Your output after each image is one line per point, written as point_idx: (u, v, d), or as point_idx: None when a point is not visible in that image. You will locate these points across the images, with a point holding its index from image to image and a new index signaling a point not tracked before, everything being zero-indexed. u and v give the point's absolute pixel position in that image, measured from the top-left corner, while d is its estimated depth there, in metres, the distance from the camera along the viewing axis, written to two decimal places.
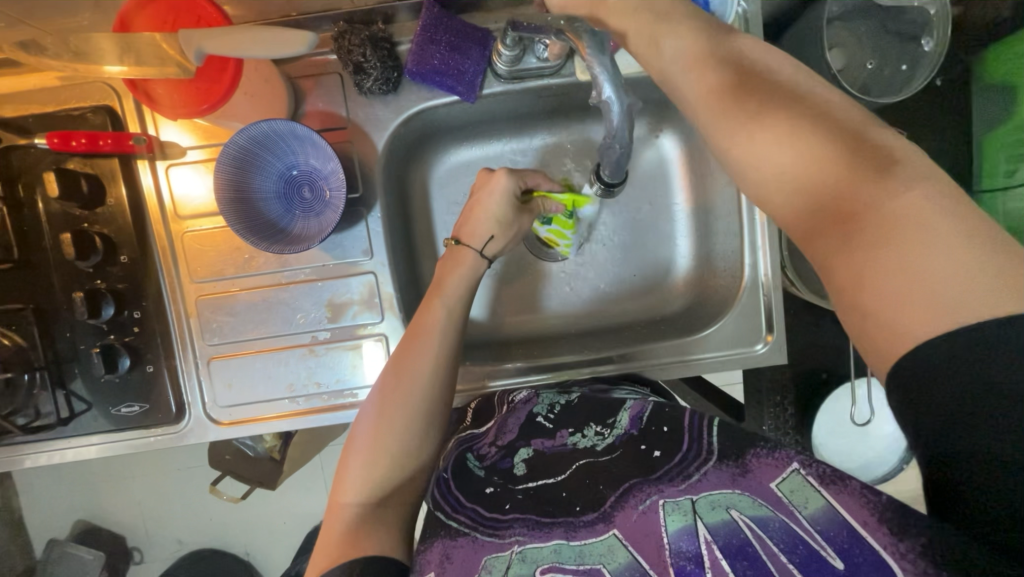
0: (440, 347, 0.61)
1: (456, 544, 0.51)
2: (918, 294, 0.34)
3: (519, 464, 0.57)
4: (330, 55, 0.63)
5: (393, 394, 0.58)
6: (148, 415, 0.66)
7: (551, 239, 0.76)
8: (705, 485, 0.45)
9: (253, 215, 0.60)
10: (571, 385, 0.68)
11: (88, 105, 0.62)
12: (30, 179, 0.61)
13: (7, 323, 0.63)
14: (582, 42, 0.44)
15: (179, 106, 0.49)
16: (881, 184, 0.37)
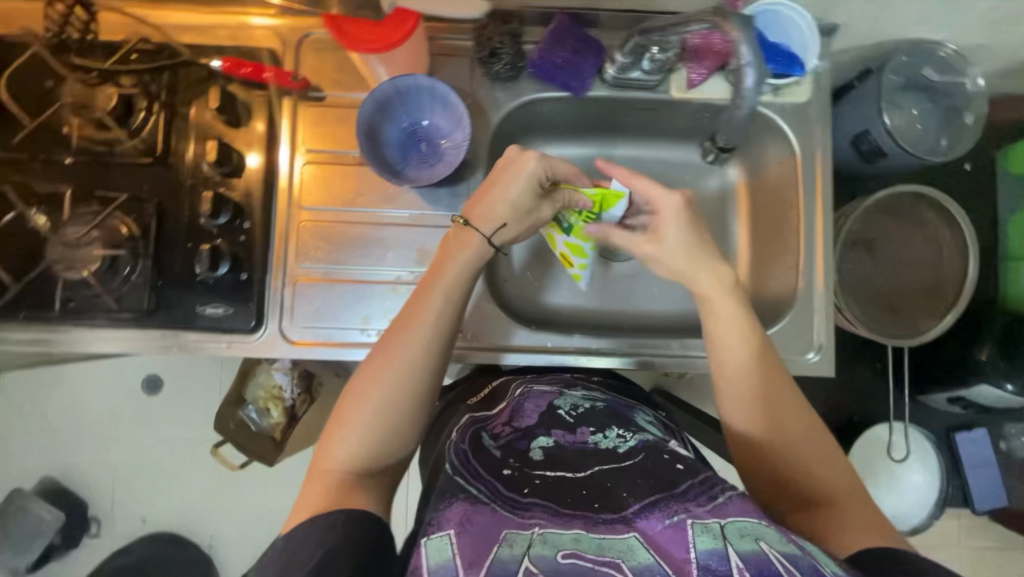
0: (435, 330, 0.57)
1: (477, 510, 0.51)
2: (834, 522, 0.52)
3: (536, 451, 0.60)
4: (466, 41, 0.74)
5: (386, 362, 0.55)
6: (229, 319, 0.70)
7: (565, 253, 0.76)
8: (731, 509, 0.48)
9: (376, 153, 0.68)
10: (594, 391, 0.74)
11: (256, 45, 0.72)
12: (190, 93, 0.70)
13: (126, 212, 0.67)
14: (728, 20, 0.55)
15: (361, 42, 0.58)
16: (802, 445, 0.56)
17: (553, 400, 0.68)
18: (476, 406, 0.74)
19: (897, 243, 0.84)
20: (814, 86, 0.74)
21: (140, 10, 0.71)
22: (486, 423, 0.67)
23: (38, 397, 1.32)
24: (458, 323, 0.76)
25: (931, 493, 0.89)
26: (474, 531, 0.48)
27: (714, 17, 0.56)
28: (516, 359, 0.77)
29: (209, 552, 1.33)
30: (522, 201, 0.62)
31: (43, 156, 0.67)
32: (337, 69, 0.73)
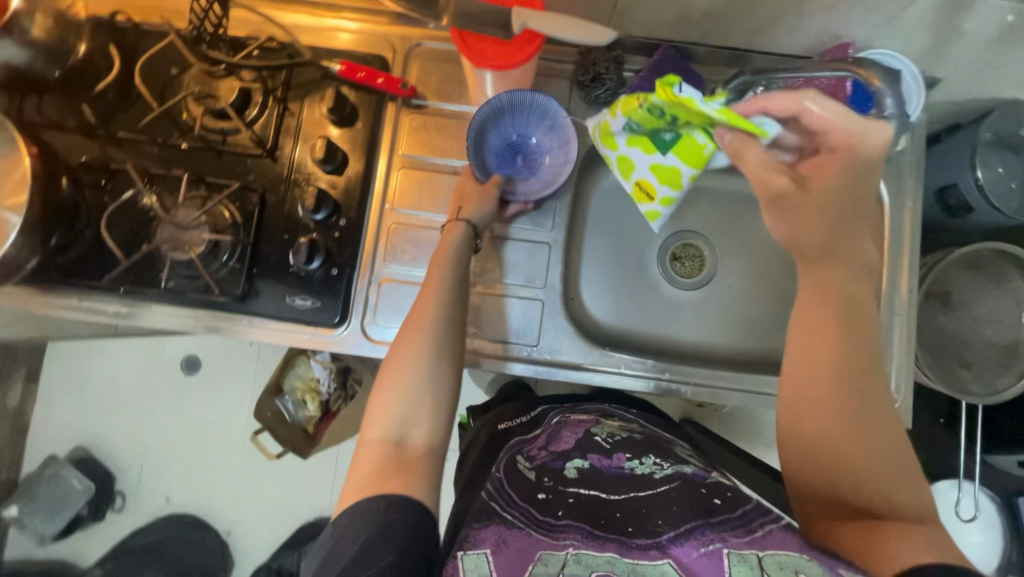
0: (443, 292, 0.63)
1: (513, 532, 0.52)
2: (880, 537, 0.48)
3: (570, 470, 0.63)
4: (569, 65, 0.77)
5: (408, 346, 0.59)
6: (315, 312, 0.71)
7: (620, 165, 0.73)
8: (770, 542, 0.47)
9: (478, 155, 0.73)
10: (632, 422, 0.76)
11: (368, 51, 0.75)
12: (303, 91, 0.73)
13: (232, 199, 0.70)
14: (874, 75, 0.64)
15: (491, 58, 0.61)
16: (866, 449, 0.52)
17: (590, 429, 0.71)
18: (519, 431, 0.78)
19: (974, 298, 0.83)
20: (908, 137, 0.75)
21: (268, 9, 0.75)
22: (525, 447, 0.71)
23: (85, 366, 1.36)
24: (529, 336, 0.76)
25: (994, 556, 0.87)
26: (509, 552, 0.51)
27: (855, 69, 0.63)
28: (587, 377, 0.76)
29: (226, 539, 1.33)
30: (478, 198, 0.71)
31: (162, 139, 0.70)
32: (443, 81, 0.76)
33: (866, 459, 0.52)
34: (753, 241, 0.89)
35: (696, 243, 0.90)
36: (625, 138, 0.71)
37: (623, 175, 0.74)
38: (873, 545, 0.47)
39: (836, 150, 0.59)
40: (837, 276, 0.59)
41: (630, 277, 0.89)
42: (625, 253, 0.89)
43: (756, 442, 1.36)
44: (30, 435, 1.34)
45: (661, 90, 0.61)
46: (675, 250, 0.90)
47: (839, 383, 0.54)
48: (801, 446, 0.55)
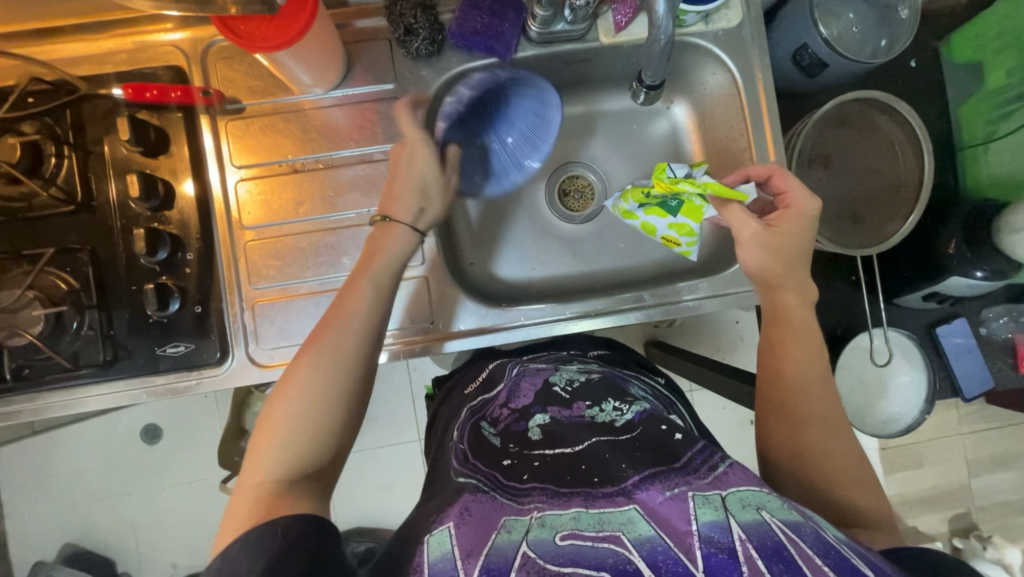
0: (369, 316, 0.57)
1: (475, 500, 0.52)
2: (846, 488, 0.54)
3: (534, 430, 0.62)
4: (382, 23, 0.71)
5: (319, 357, 0.53)
6: (193, 356, 0.67)
7: (648, 228, 0.77)
8: (731, 480, 0.48)
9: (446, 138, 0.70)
10: (590, 364, 0.77)
11: (157, 65, 0.68)
12: (100, 128, 0.66)
13: (61, 266, 0.64)
14: None
15: (266, 39, 0.55)
16: (826, 413, 0.58)
17: (548, 377, 0.71)
18: (477, 392, 0.77)
19: (851, 153, 0.84)
20: (744, 9, 0.73)
21: (36, 49, 0.68)
22: (487, 409, 0.71)
23: (41, 468, 1.30)
24: (427, 314, 0.73)
25: (917, 391, 0.93)
26: (474, 520, 0.50)
27: None
28: (491, 339, 0.74)
29: None
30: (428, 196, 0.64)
31: None
32: (250, 76, 0.70)
33: (835, 464, 0.55)
34: (638, 153, 0.86)
35: (582, 173, 0.87)
36: (642, 210, 0.76)
37: (647, 234, 0.78)
38: (835, 495, 0.54)
39: (791, 207, 0.65)
40: (792, 284, 0.63)
41: (525, 226, 0.86)
42: (513, 203, 0.86)
43: (719, 344, 1.40)
44: (10, 550, 1.30)
45: (657, 181, 0.71)
46: (563, 186, 0.87)
47: (804, 355, 0.60)
48: (783, 409, 0.58)
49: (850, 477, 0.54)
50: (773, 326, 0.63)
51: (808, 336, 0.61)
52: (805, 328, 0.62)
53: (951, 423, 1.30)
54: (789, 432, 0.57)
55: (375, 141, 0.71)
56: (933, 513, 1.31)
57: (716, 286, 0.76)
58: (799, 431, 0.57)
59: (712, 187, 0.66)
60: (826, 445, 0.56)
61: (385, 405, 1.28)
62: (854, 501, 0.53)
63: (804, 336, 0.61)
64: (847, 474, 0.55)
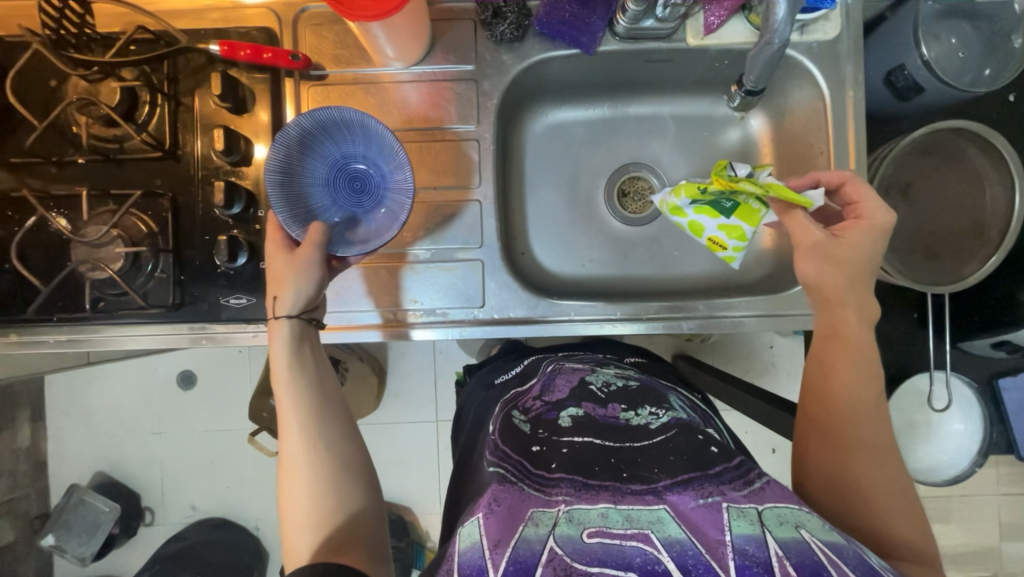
0: (293, 364, 0.58)
1: (503, 490, 0.50)
2: (898, 525, 0.51)
3: (564, 419, 0.62)
4: (469, 4, 0.72)
5: (285, 428, 0.55)
6: (253, 309, 0.70)
7: (696, 227, 0.75)
8: (768, 495, 0.48)
9: (298, 197, 0.65)
10: (627, 369, 0.75)
11: (253, 25, 0.70)
12: (192, 80, 0.68)
13: (143, 208, 0.68)
14: None
15: (371, 9, 0.56)
16: (880, 443, 0.54)
17: (584, 376, 0.70)
18: (511, 382, 0.77)
19: (933, 185, 0.79)
20: (843, 20, 0.70)
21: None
22: (519, 399, 0.70)
23: (86, 397, 1.38)
24: (477, 296, 0.74)
25: (970, 441, 0.89)
26: (502, 511, 0.48)
27: None
28: (536, 330, 0.75)
29: (255, 534, 1.39)
30: (300, 271, 0.61)
31: (58, 157, 0.67)
32: (338, 45, 0.71)
33: (888, 497, 0.52)
34: (704, 162, 0.84)
35: (644, 174, 0.86)
36: (692, 208, 0.74)
37: (694, 235, 0.76)
38: (884, 530, 0.51)
39: (859, 219, 0.62)
40: (851, 300, 0.59)
41: (580, 222, 0.86)
42: (570, 197, 0.85)
43: (751, 366, 1.36)
44: (50, 470, 1.38)
45: (717, 178, 0.70)
46: (623, 185, 0.86)
47: (861, 378, 0.56)
48: (834, 434, 0.55)
49: (900, 507, 0.52)
50: (825, 346, 0.59)
51: (865, 357, 0.57)
52: (863, 352, 0.58)
53: (991, 482, 1.24)
54: (839, 459, 0.54)
55: (449, 120, 0.72)
56: (958, 572, 1.25)
57: (772, 305, 0.74)
58: (847, 458, 0.54)
59: (774, 188, 0.64)
60: (874, 472, 0.53)
61: (410, 382, 1.30)
62: (901, 530, 0.51)
63: (862, 359, 0.57)
64: (900, 509, 0.52)
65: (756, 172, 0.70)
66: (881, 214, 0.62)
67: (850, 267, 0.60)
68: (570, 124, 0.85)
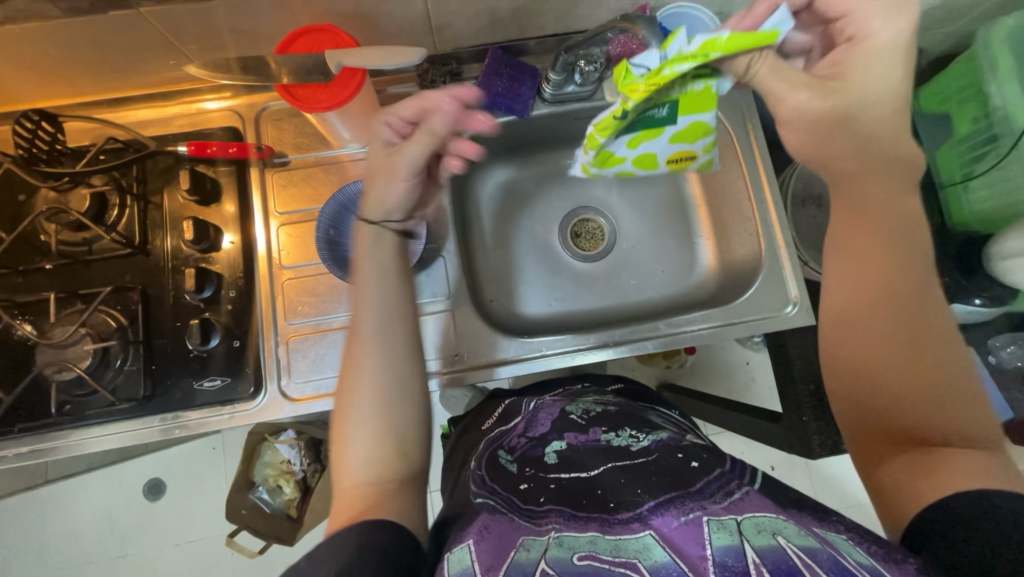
0: (384, 299, 0.58)
1: (493, 518, 0.52)
2: (963, 404, 0.47)
3: (550, 455, 0.63)
4: (413, 89, 0.81)
5: (362, 350, 0.56)
6: (229, 388, 0.69)
7: (642, 156, 0.71)
8: (748, 505, 0.46)
9: (346, 251, 0.74)
10: (607, 395, 0.78)
11: (217, 126, 0.77)
12: (161, 180, 0.73)
13: (112, 304, 0.69)
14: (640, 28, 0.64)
15: (327, 100, 0.64)
16: (931, 324, 0.50)
17: (565, 408, 0.73)
18: (492, 425, 0.78)
19: None
20: None
21: (110, 116, 0.77)
22: (505, 438, 0.72)
23: (38, 525, 1.26)
24: (450, 346, 0.76)
25: None
26: (492, 538, 0.49)
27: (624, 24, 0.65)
28: (512, 371, 0.77)
29: None
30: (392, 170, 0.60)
31: (24, 266, 0.69)
32: (298, 135, 0.78)
33: (945, 382, 0.48)
34: (643, 200, 0.94)
35: (592, 217, 0.94)
36: (626, 145, 0.69)
37: (652, 164, 0.73)
38: (956, 416, 0.47)
39: (858, 37, 0.53)
40: (862, 189, 0.55)
41: (537, 263, 0.91)
42: (527, 243, 0.92)
43: (731, 385, 1.39)
44: None
45: (629, 91, 0.59)
46: (575, 228, 0.94)
47: (888, 252, 0.52)
48: (868, 314, 0.51)
49: (937, 392, 0.48)
50: (858, 220, 0.55)
51: (893, 225, 0.53)
52: (890, 214, 0.54)
53: None
54: (888, 336, 0.50)
55: None
56: None
57: (725, 315, 0.78)
58: (906, 332, 0.50)
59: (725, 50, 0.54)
60: (900, 352, 0.49)
61: None
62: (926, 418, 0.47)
63: (887, 224, 0.53)
64: (954, 393, 0.48)
65: (670, 49, 0.56)
66: (886, 15, 0.52)
67: (845, 141, 0.55)
68: (517, 180, 0.93)
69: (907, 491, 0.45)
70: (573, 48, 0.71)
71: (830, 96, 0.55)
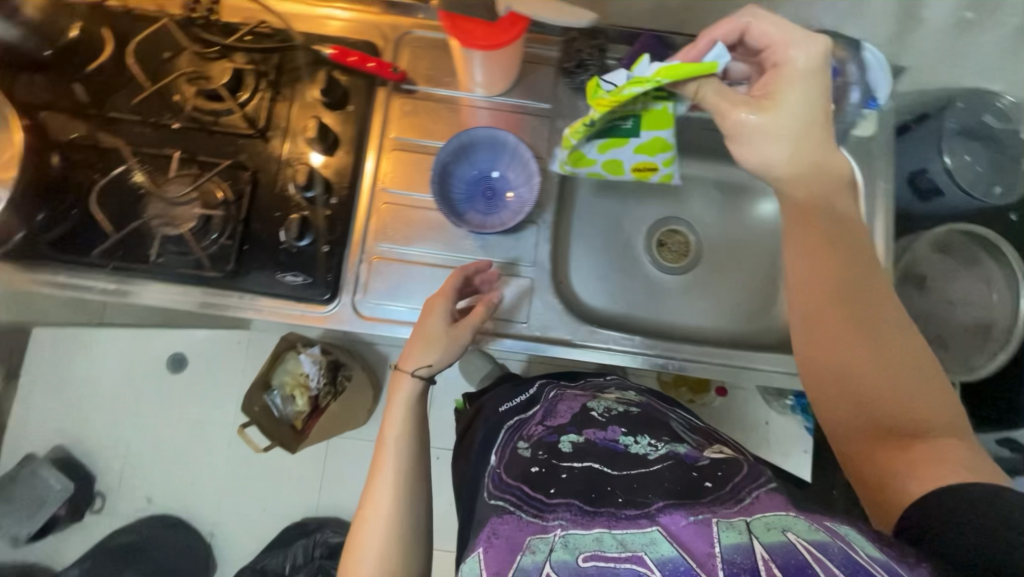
0: (399, 434, 0.66)
1: (502, 521, 0.53)
2: (888, 390, 0.51)
3: (564, 443, 0.61)
4: (553, 53, 0.80)
5: (376, 496, 0.63)
6: (307, 289, 0.72)
7: (665, 177, 0.77)
8: (758, 507, 0.46)
9: (451, 190, 0.75)
10: (630, 393, 0.74)
11: (360, 38, 0.78)
12: (295, 73, 0.75)
13: (222, 177, 0.71)
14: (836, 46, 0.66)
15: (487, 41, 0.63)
16: (891, 322, 0.54)
17: (586, 402, 0.68)
18: (514, 409, 0.74)
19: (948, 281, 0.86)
20: (879, 123, 0.79)
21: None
22: (524, 426, 0.68)
23: (68, 364, 1.33)
24: (522, 314, 0.76)
25: None
26: (500, 543, 0.51)
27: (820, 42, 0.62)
28: (572, 354, 0.76)
29: (207, 541, 1.30)
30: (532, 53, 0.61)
31: (153, 119, 0.71)
32: (432, 67, 0.79)
33: (908, 380, 0.51)
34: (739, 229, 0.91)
35: (681, 230, 0.92)
36: (597, 151, 0.74)
37: (619, 171, 0.77)
38: (901, 401, 0.50)
39: (780, 63, 0.60)
40: (819, 191, 0.60)
41: (619, 259, 0.91)
42: (611, 237, 0.91)
43: None
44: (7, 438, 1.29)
45: (595, 100, 0.66)
46: (662, 237, 0.92)
47: (844, 256, 0.57)
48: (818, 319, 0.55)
49: (897, 382, 0.51)
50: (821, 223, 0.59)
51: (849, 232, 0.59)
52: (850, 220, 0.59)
53: None
54: (832, 336, 0.54)
55: None
56: None
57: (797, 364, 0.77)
58: (866, 334, 0.53)
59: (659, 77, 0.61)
60: (860, 353, 0.53)
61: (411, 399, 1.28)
62: (904, 409, 0.50)
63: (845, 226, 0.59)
64: (926, 399, 0.50)
65: (634, 70, 0.63)
66: (803, 44, 0.58)
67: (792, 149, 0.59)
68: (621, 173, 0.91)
69: (893, 486, 0.48)
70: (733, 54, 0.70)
71: (767, 115, 0.59)
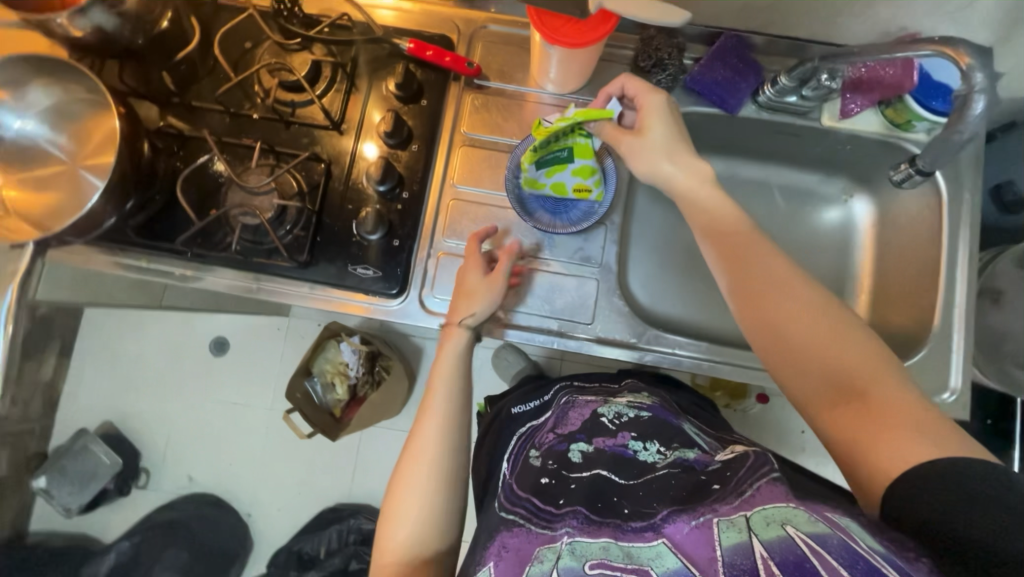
0: (445, 398, 0.66)
1: (512, 534, 0.53)
2: (858, 364, 0.47)
3: (574, 453, 0.61)
4: (628, 51, 0.78)
5: (414, 455, 0.62)
6: (375, 282, 0.72)
7: (580, 189, 0.74)
8: (759, 499, 0.45)
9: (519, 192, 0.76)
10: (643, 395, 0.71)
11: (435, 31, 0.77)
12: (371, 66, 0.75)
13: (298, 168, 0.72)
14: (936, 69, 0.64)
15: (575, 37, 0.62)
16: (795, 288, 0.53)
17: (597, 408, 0.67)
18: (530, 415, 0.75)
19: None
20: None
21: None
22: (536, 434, 0.69)
23: (120, 342, 1.36)
24: (587, 316, 0.75)
25: None
26: (511, 556, 0.50)
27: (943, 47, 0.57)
28: (635, 357, 0.75)
29: (245, 521, 1.33)
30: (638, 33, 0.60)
31: (234, 109, 0.73)
32: (505, 63, 0.78)
33: (850, 346, 0.49)
34: (807, 235, 0.88)
35: None
36: (544, 174, 0.73)
37: (562, 195, 0.75)
38: (879, 378, 0.47)
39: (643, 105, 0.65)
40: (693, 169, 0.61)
41: (679, 263, 0.89)
42: (672, 240, 0.90)
43: None
44: (59, 412, 1.33)
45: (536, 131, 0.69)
46: None
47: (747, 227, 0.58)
48: (765, 295, 0.54)
49: (871, 359, 0.48)
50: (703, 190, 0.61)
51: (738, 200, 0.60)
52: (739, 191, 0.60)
53: None
54: (764, 307, 0.53)
55: None
56: None
57: None
58: (768, 293, 0.54)
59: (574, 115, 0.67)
60: (800, 322, 0.51)
61: None
62: (838, 365, 0.48)
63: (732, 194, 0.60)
64: (875, 363, 0.47)
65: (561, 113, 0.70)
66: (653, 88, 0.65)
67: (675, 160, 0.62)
68: None
69: (865, 461, 0.44)
70: (830, 57, 0.67)
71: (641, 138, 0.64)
